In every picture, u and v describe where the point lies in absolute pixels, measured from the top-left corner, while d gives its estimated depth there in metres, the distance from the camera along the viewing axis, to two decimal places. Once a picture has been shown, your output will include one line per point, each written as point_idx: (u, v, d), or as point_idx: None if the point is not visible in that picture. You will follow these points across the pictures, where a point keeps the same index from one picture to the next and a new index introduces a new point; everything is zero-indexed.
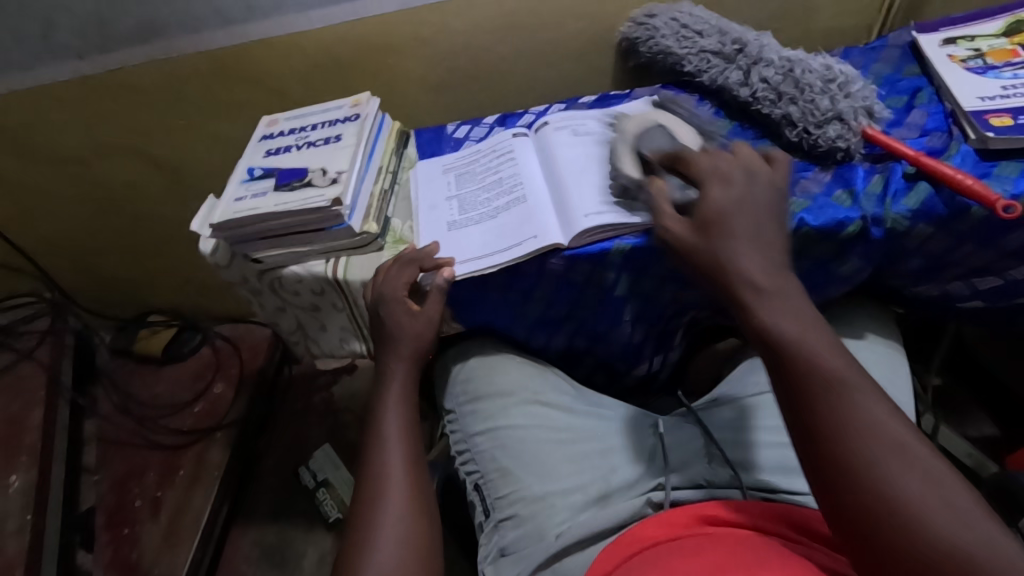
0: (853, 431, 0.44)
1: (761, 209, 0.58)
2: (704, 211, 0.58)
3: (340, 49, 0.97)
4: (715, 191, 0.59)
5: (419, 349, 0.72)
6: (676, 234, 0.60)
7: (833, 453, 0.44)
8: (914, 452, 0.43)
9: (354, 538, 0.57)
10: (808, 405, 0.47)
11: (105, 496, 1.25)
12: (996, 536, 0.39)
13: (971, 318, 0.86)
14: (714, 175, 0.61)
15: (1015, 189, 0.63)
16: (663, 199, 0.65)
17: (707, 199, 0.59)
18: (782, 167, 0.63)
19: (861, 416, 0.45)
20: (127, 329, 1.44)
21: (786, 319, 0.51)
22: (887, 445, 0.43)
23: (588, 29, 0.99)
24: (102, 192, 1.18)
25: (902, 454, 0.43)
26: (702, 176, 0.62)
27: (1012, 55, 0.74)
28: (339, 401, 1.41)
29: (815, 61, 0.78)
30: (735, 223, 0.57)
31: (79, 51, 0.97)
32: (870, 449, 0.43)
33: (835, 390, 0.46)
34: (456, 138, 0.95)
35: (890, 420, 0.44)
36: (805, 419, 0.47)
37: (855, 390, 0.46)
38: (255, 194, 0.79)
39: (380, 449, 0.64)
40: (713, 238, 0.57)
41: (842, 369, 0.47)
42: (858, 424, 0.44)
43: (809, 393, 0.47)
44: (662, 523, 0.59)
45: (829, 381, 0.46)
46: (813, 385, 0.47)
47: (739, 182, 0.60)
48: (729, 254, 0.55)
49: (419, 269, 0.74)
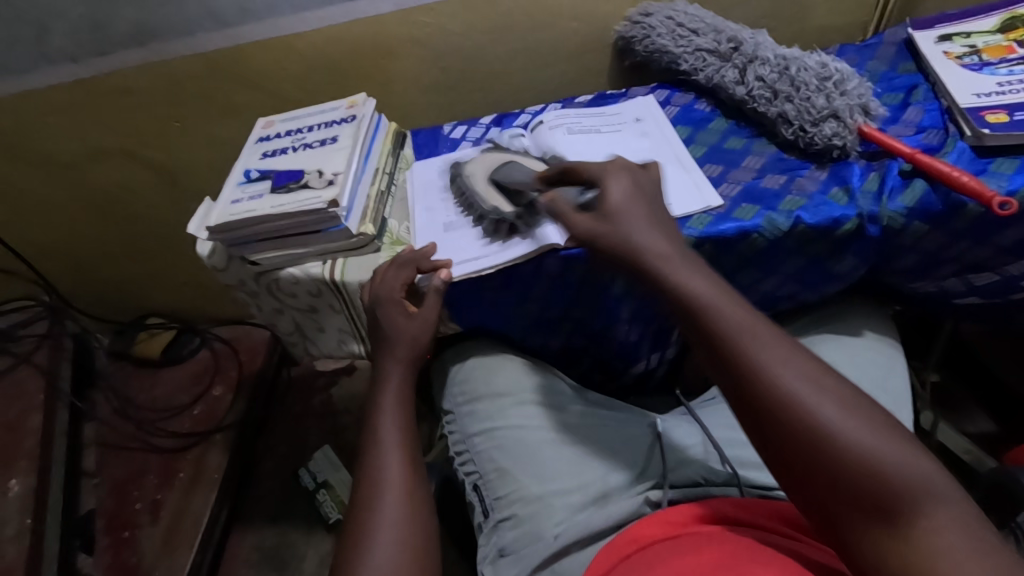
0: (769, 373, 0.46)
1: (652, 199, 0.63)
2: (605, 207, 0.61)
3: (336, 50, 0.97)
4: (615, 185, 0.62)
5: (416, 351, 0.72)
6: (587, 229, 0.61)
7: (758, 398, 0.46)
8: (824, 382, 0.46)
9: (351, 541, 0.57)
10: (727, 358, 0.49)
11: (104, 500, 1.25)
12: (907, 449, 0.42)
13: (968, 314, 0.86)
14: (606, 175, 0.63)
15: (1011, 185, 0.63)
16: (565, 206, 0.64)
17: (604, 202, 0.61)
18: (658, 172, 0.66)
19: (773, 357, 0.47)
20: (126, 332, 1.44)
21: (694, 275, 0.54)
22: (802, 378, 0.46)
23: (584, 28, 0.99)
24: (98, 196, 1.18)
25: (817, 385, 0.46)
26: (596, 177, 0.64)
27: (1007, 52, 0.74)
28: (338, 403, 1.41)
29: (810, 59, 0.78)
30: (633, 215, 0.60)
31: (73, 55, 0.96)
32: (790, 384, 0.46)
33: (748, 336, 0.48)
34: (452, 138, 0.94)
35: (795, 355, 0.47)
36: (726, 371, 0.49)
37: (762, 332, 0.49)
38: (251, 196, 0.78)
39: (378, 451, 0.64)
40: (620, 226, 0.59)
41: (747, 314, 0.50)
42: (774, 366, 0.47)
43: (727, 345, 0.49)
44: (658, 522, 0.59)
45: (740, 329, 0.49)
46: (726, 336, 0.49)
47: (625, 177, 0.64)
48: (633, 232, 0.58)
49: (416, 271, 0.74)
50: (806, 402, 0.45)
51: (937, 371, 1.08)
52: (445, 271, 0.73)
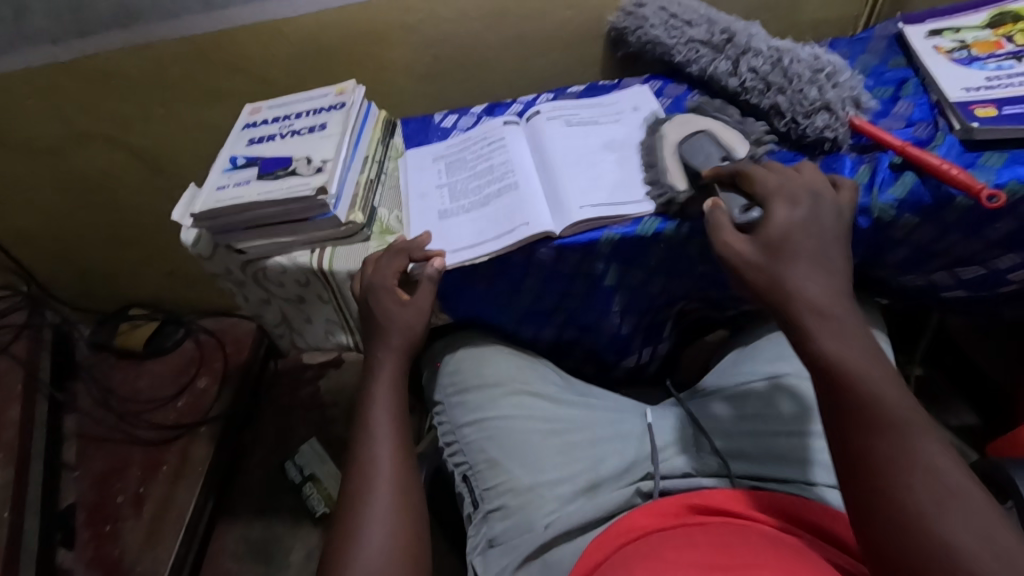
0: (902, 468, 0.44)
1: (830, 234, 0.57)
2: (768, 232, 0.57)
3: (325, 36, 0.96)
4: (780, 212, 0.58)
5: (408, 340, 0.71)
6: (743, 252, 0.57)
7: (877, 495, 0.45)
8: (969, 499, 0.42)
9: (341, 532, 0.57)
10: (855, 450, 0.47)
11: (86, 492, 1.23)
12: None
13: (954, 308, 0.87)
14: (780, 194, 0.60)
15: (998, 179, 0.63)
16: (723, 222, 0.60)
17: (767, 224, 0.57)
18: (848, 194, 0.62)
19: (914, 464, 0.44)
20: (108, 323, 1.42)
21: (845, 345, 0.50)
22: (941, 491, 0.43)
23: (577, 18, 0.98)
24: (79, 182, 1.15)
25: (954, 505, 0.42)
26: (768, 193, 0.60)
27: (997, 47, 0.75)
28: (326, 396, 1.39)
29: (803, 51, 0.78)
30: (801, 249, 0.55)
31: (54, 36, 0.94)
32: (920, 503, 0.43)
33: (885, 430, 0.46)
34: (444, 127, 0.93)
35: (940, 457, 0.44)
36: (848, 459, 0.47)
37: (907, 430, 0.46)
38: (238, 183, 0.77)
39: (370, 442, 0.63)
40: (780, 262, 0.55)
41: (896, 408, 0.47)
42: (908, 470, 0.44)
43: (864, 430, 0.47)
44: (652, 512, 0.59)
45: (883, 421, 0.46)
46: (864, 426, 0.47)
47: (802, 196, 0.59)
48: (797, 280, 0.54)
49: (408, 258, 0.73)
50: (932, 518, 0.42)
51: (922, 365, 1.09)
52: (439, 261, 0.72)
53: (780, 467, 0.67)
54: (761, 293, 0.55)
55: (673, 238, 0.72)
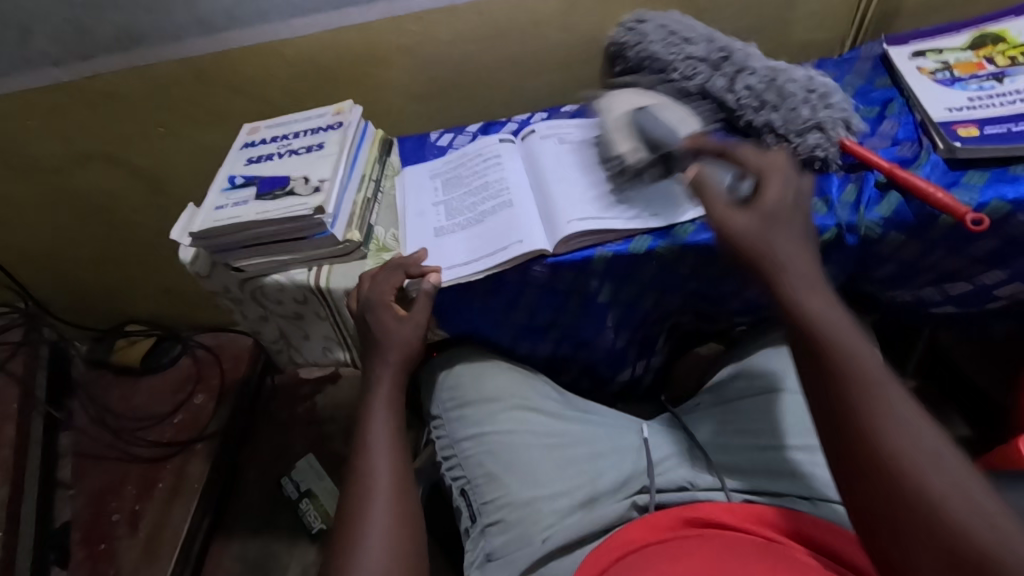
0: (856, 392, 0.49)
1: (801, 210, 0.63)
2: (761, 202, 0.62)
3: (323, 58, 0.97)
4: (774, 187, 0.63)
5: (406, 357, 0.71)
6: (730, 217, 0.62)
7: (861, 441, 0.47)
8: (924, 428, 0.46)
9: (338, 550, 0.57)
10: (835, 405, 0.50)
11: (81, 510, 1.22)
12: (991, 506, 0.42)
13: (945, 321, 0.88)
14: (767, 171, 0.65)
15: (981, 198, 0.65)
16: (713, 191, 0.64)
17: (761, 197, 0.62)
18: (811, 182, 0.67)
19: (870, 392, 0.49)
20: (105, 339, 1.43)
21: (810, 294, 0.56)
22: (897, 421, 0.47)
23: (570, 39, 1.00)
24: (78, 201, 1.16)
25: (932, 459, 0.45)
26: (757, 168, 0.66)
27: (978, 68, 0.77)
28: (323, 411, 1.39)
29: (798, 72, 0.80)
30: (780, 216, 0.61)
31: (56, 58, 0.95)
32: (877, 417, 0.47)
33: (862, 382, 0.49)
34: (440, 146, 0.95)
35: (889, 388, 0.49)
36: (824, 394, 0.51)
37: (864, 362, 0.50)
38: (236, 203, 0.78)
39: (368, 458, 0.63)
40: (770, 225, 0.61)
41: (875, 365, 0.50)
42: (866, 396, 0.48)
43: (823, 360, 0.52)
44: (647, 525, 0.60)
45: (862, 382, 0.49)
46: (822, 360, 0.52)
47: (775, 172, 0.65)
48: (768, 243, 0.60)
49: (406, 274, 0.73)
50: (899, 449, 0.46)
51: (916, 378, 1.10)
52: (433, 279, 0.72)
53: (774, 482, 0.67)
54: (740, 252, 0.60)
55: (664, 255, 0.73)
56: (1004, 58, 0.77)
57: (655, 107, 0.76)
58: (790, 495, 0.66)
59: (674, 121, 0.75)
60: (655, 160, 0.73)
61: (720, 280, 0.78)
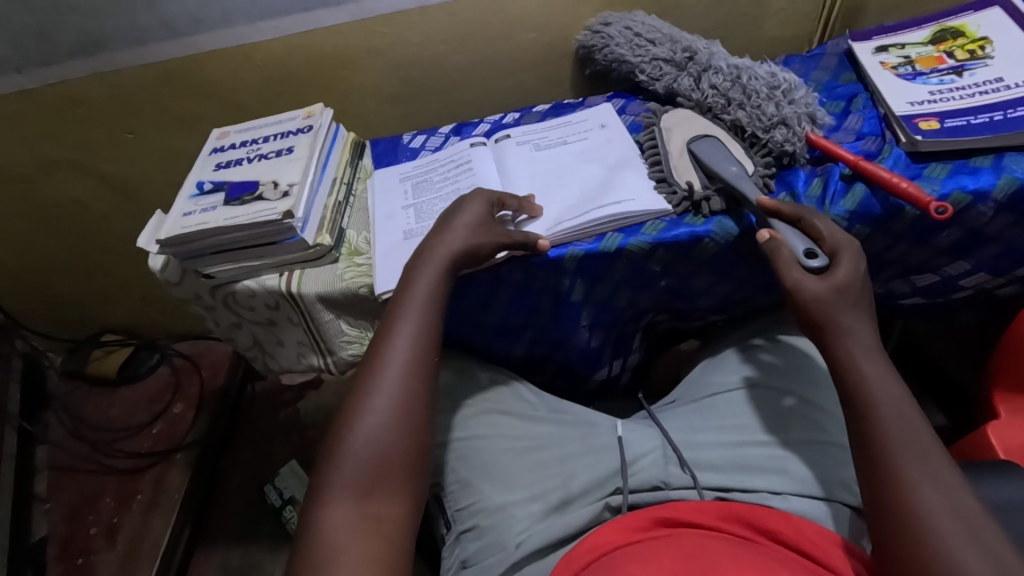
0: (900, 460, 0.51)
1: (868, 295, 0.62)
2: (836, 278, 0.60)
3: (293, 61, 0.97)
4: (847, 263, 0.61)
5: (452, 258, 0.67)
6: (801, 287, 0.60)
7: (897, 516, 0.50)
8: (962, 505, 0.49)
9: (335, 435, 0.59)
10: (881, 476, 0.52)
11: (57, 526, 1.20)
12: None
13: (915, 313, 0.89)
14: (846, 250, 0.62)
15: (942, 189, 0.66)
16: (788, 255, 0.63)
17: (833, 273, 0.61)
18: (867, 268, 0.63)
19: (917, 466, 0.51)
20: (80, 350, 1.40)
21: (870, 359, 0.57)
22: (938, 494, 0.49)
23: (541, 39, 1.00)
24: (46, 209, 1.14)
25: (972, 531, 0.47)
26: (836, 242, 0.62)
27: (939, 62, 0.78)
28: (305, 416, 1.36)
29: (761, 68, 0.81)
30: (856, 294, 0.60)
31: (17, 65, 0.93)
32: (920, 488, 0.50)
33: (911, 457, 0.51)
34: (412, 148, 0.94)
35: (933, 461, 0.51)
36: (868, 452, 0.54)
37: (915, 438, 0.52)
38: (204, 209, 0.77)
39: (384, 357, 0.62)
40: (841, 303, 0.59)
41: (925, 438, 0.52)
42: (913, 464, 0.51)
43: (874, 422, 0.54)
44: (619, 526, 0.60)
45: (912, 446, 0.52)
46: (875, 427, 0.54)
47: (852, 248, 0.62)
48: (841, 314, 0.59)
49: (499, 206, 0.72)
50: (926, 516, 0.49)
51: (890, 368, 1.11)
52: (505, 252, 0.71)
53: (746, 478, 0.68)
54: (811, 318, 0.60)
55: (635, 254, 0.74)
56: (963, 52, 0.78)
57: (717, 136, 0.78)
58: (761, 491, 0.66)
59: (738, 155, 0.76)
60: (719, 192, 0.73)
61: (690, 277, 0.79)
